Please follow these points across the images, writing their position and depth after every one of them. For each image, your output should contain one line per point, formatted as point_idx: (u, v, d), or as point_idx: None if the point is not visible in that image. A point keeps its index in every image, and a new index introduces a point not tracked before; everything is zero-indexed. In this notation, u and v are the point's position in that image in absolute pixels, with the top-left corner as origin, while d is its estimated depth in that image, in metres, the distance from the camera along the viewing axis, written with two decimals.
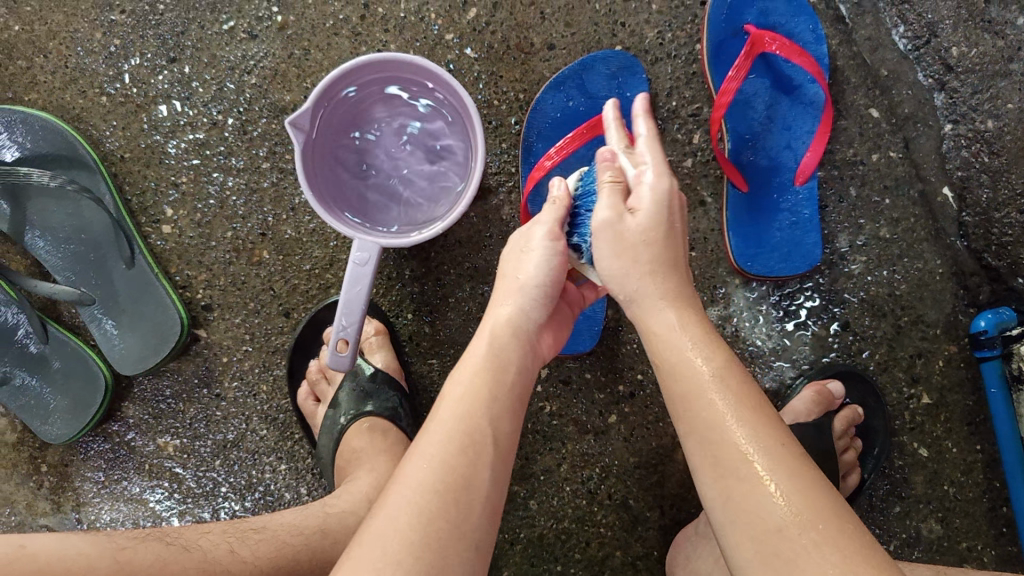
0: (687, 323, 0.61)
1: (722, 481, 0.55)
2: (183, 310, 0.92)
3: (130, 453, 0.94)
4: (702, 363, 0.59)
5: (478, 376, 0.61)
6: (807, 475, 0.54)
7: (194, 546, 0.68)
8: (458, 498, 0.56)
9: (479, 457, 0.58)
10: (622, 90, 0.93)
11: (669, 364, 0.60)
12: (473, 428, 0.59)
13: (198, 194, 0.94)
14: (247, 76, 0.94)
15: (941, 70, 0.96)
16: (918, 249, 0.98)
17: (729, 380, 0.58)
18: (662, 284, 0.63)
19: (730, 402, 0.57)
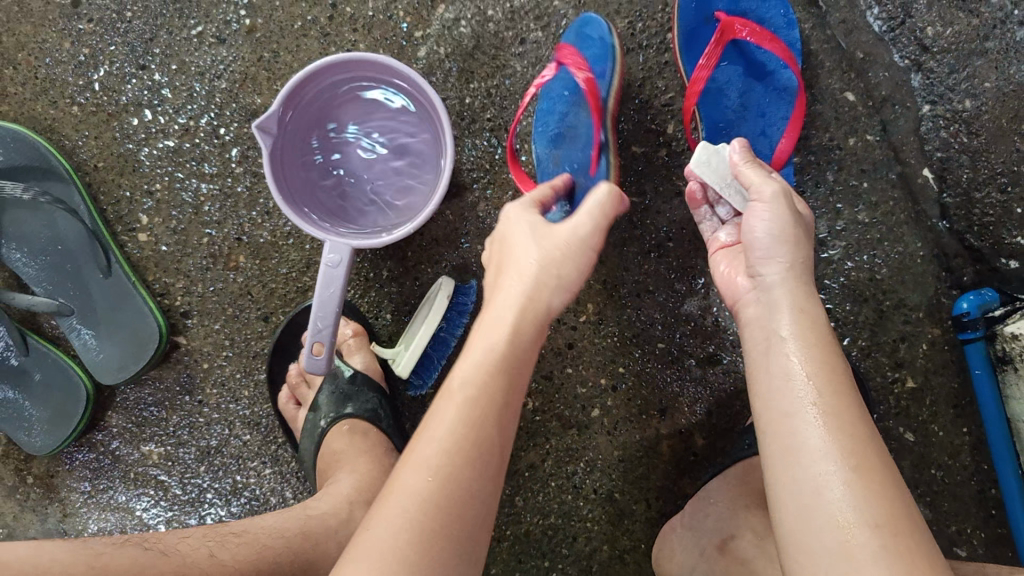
0: (796, 317, 0.62)
1: (796, 469, 0.55)
2: (162, 318, 0.93)
3: (115, 462, 0.94)
4: (800, 360, 0.59)
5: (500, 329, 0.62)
6: (888, 487, 0.53)
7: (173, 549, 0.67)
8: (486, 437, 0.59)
9: (497, 399, 0.60)
10: (581, 43, 0.88)
11: (773, 351, 0.61)
12: (498, 379, 0.60)
13: (172, 201, 0.94)
14: (218, 81, 0.94)
15: (917, 51, 0.96)
16: (898, 233, 0.97)
17: (833, 377, 0.58)
18: (779, 282, 0.64)
19: (826, 399, 0.57)
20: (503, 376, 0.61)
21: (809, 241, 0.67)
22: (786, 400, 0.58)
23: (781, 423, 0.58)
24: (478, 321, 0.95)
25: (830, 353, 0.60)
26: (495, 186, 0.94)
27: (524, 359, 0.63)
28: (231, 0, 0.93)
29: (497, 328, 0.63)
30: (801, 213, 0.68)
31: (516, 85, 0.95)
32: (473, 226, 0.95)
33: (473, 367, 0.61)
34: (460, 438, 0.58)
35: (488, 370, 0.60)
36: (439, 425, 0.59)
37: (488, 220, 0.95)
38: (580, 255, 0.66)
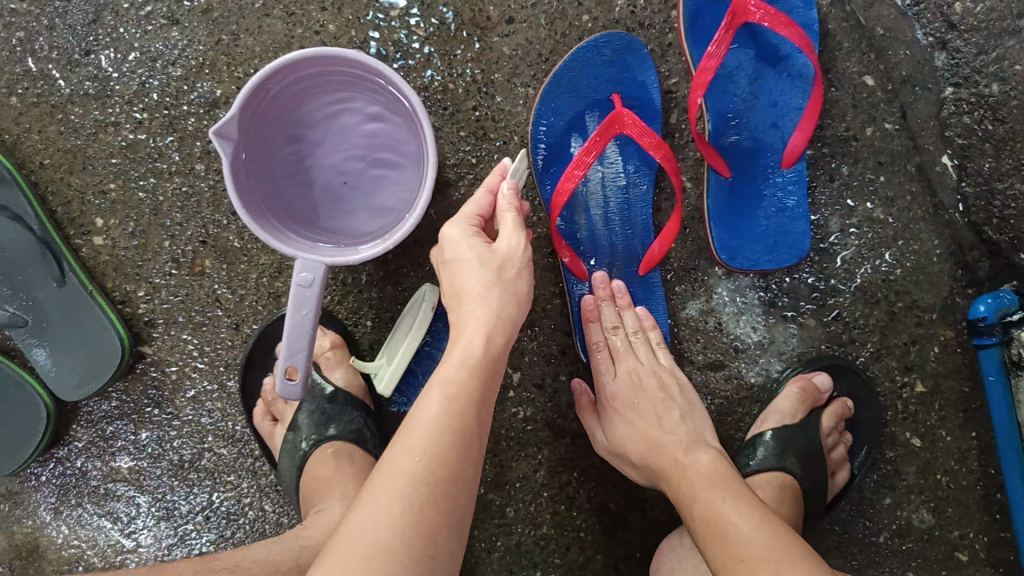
0: (717, 482, 0.68)
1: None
2: (124, 330, 0.86)
3: (83, 478, 0.89)
4: (732, 513, 0.63)
5: (458, 371, 0.59)
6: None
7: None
8: (446, 476, 0.54)
9: (456, 445, 0.55)
10: (629, 76, 0.85)
11: (702, 522, 0.65)
12: (457, 422, 0.56)
13: (129, 201, 0.86)
14: (172, 69, 0.84)
15: (943, 28, 0.88)
16: (915, 230, 0.91)
17: (767, 522, 0.61)
18: (670, 443, 0.75)
19: (760, 535, 0.61)
20: (459, 427, 0.56)
21: (644, 422, 0.78)
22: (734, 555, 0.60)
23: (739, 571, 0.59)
24: None
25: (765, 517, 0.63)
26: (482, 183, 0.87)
27: (486, 389, 0.59)
28: None
29: (446, 368, 0.59)
30: (624, 423, 0.79)
31: (504, 71, 0.86)
32: None
33: (433, 418, 0.56)
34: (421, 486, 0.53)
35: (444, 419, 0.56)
36: (394, 478, 0.53)
37: None
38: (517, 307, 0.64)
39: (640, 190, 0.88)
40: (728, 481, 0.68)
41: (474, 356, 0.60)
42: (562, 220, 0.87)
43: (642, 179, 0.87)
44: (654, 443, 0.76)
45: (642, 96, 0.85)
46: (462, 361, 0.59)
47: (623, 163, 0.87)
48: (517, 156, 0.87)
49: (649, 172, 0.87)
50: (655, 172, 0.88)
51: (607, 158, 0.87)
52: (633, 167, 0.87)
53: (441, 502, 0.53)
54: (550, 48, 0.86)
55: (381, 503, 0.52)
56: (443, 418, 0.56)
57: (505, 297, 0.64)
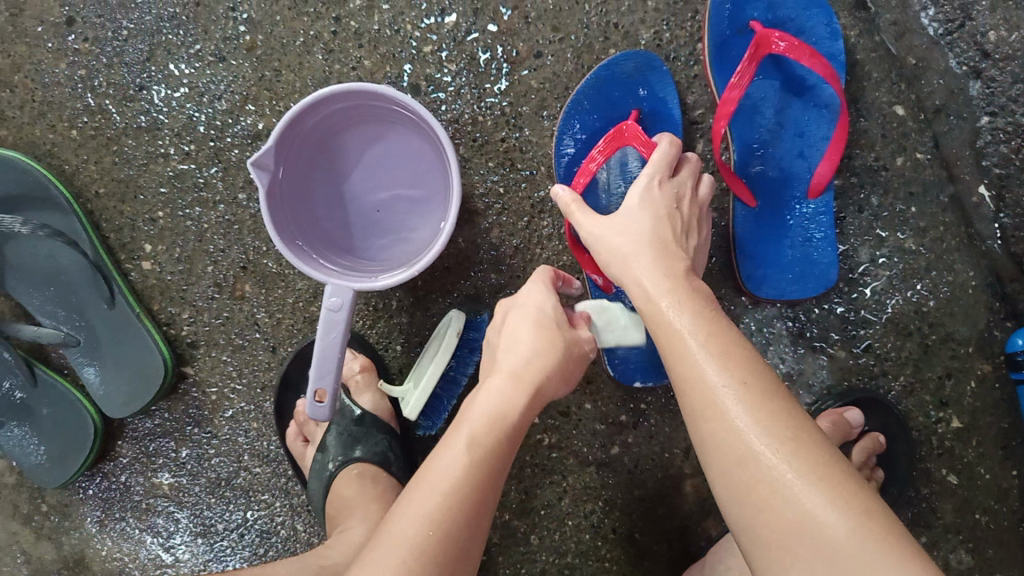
0: (720, 358, 0.54)
1: (721, 442, 0.51)
2: (167, 351, 0.90)
3: (126, 492, 0.93)
4: (743, 417, 0.51)
5: (494, 419, 0.60)
6: (805, 430, 0.50)
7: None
8: (436, 572, 0.55)
9: (442, 537, 0.55)
10: (649, 91, 0.85)
11: (705, 414, 0.53)
12: (454, 504, 0.57)
13: (176, 229, 0.91)
14: (218, 104, 0.90)
15: (977, 56, 0.88)
16: (949, 261, 0.89)
17: (727, 350, 0.54)
18: (649, 259, 0.63)
19: (719, 361, 0.53)
20: (453, 515, 0.56)
21: (654, 241, 0.65)
22: (693, 393, 0.54)
23: (695, 405, 0.53)
24: None
25: (730, 339, 0.55)
26: (509, 213, 0.89)
27: (511, 439, 0.61)
28: (231, 16, 0.89)
29: (482, 415, 0.60)
30: (630, 239, 0.65)
31: (533, 103, 0.88)
32: (486, 256, 0.90)
33: (448, 458, 0.59)
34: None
35: (439, 514, 0.56)
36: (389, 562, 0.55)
37: (501, 248, 0.90)
38: (552, 368, 0.63)
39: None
40: (704, 307, 0.58)
41: (500, 391, 0.62)
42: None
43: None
44: (659, 272, 0.62)
45: (659, 111, 0.86)
46: (491, 410, 0.61)
47: None
48: (544, 184, 0.89)
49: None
50: None
51: (629, 171, 0.87)
52: None
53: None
54: (577, 81, 0.88)
55: None
56: (458, 480, 0.58)
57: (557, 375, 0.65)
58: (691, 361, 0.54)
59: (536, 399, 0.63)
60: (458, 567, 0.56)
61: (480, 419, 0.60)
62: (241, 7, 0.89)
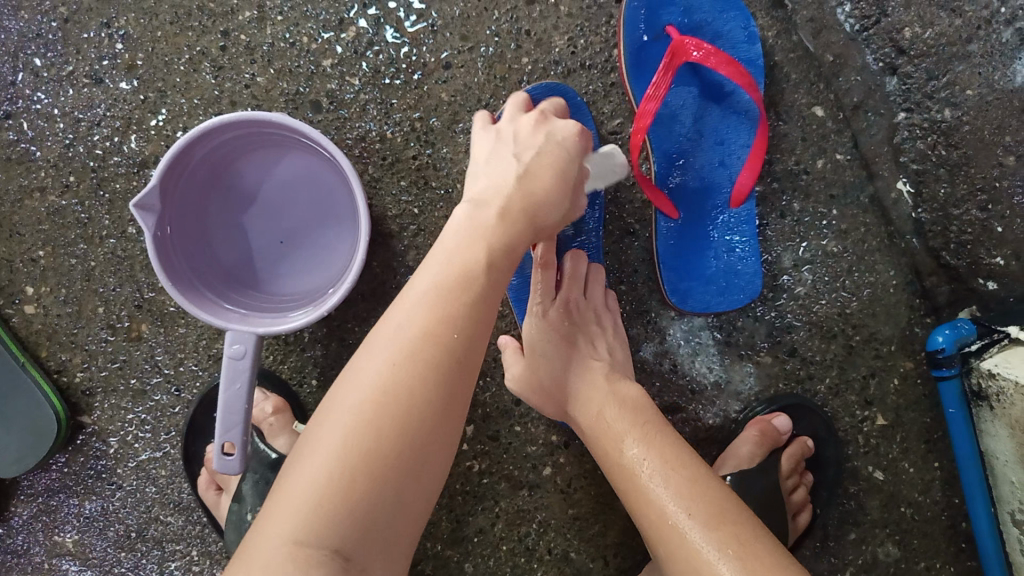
0: (663, 470, 0.61)
1: (683, 564, 0.56)
2: (60, 402, 0.83)
3: (25, 552, 0.86)
4: (687, 516, 0.57)
5: (489, 243, 0.56)
6: (771, 547, 0.54)
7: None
8: (429, 398, 0.50)
9: (445, 346, 0.51)
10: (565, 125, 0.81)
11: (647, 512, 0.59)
12: (451, 337, 0.52)
13: (60, 268, 0.83)
14: (97, 129, 0.82)
15: (893, 53, 0.85)
16: (870, 262, 0.89)
17: (682, 471, 0.61)
18: (601, 390, 0.69)
19: (677, 480, 0.60)
20: (455, 337, 0.52)
21: (578, 362, 0.72)
22: (652, 510, 0.59)
23: (656, 523, 0.58)
24: None
25: (683, 461, 0.62)
26: (425, 234, 0.85)
27: (513, 262, 0.58)
28: (106, 32, 0.81)
29: (485, 231, 0.57)
30: (564, 370, 0.72)
31: (444, 116, 0.84)
32: (402, 281, 0.86)
33: (428, 296, 0.53)
34: (376, 429, 0.48)
35: (437, 321, 0.52)
36: (353, 405, 0.49)
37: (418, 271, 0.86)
38: (561, 194, 0.61)
39: (589, 237, 0.84)
40: (654, 427, 0.66)
41: (505, 239, 0.57)
42: (511, 275, 0.83)
43: (590, 219, 0.83)
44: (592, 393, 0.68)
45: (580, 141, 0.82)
46: (486, 232, 0.57)
47: (569, 211, 0.83)
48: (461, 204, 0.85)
49: (598, 209, 0.83)
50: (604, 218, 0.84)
51: None
52: (581, 214, 0.83)
53: (417, 407, 0.49)
54: (490, 92, 0.83)
55: (353, 415, 0.49)
56: (432, 327, 0.52)
57: (528, 215, 0.59)
58: (640, 481, 0.61)
59: (536, 227, 0.60)
60: (441, 436, 0.50)
61: (468, 258, 0.55)
62: (117, 22, 0.81)
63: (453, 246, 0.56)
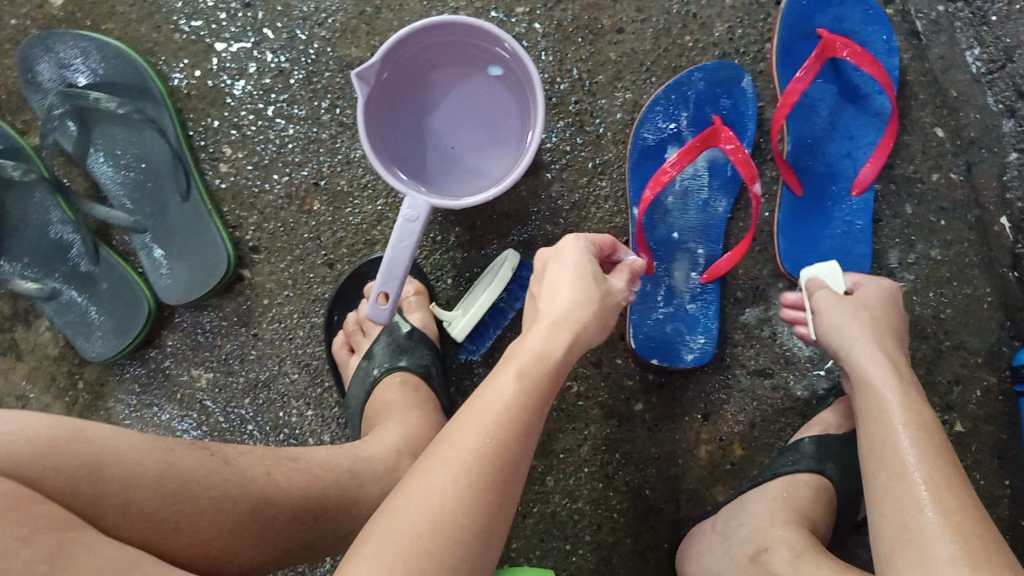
0: (925, 460, 0.66)
1: (904, 535, 0.62)
2: (231, 249, 0.95)
3: (164, 380, 0.97)
4: (934, 513, 0.62)
5: (530, 361, 0.62)
6: (996, 549, 0.59)
7: (92, 429, 0.61)
8: (502, 465, 0.57)
9: (520, 416, 0.59)
10: (731, 102, 0.93)
11: (898, 503, 0.64)
12: (524, 403, 0.60)
13: (258, 137, 0.96)
14: (318, 29, 0.95)
15: (1012, 97, 0.97)
16: (968, 275, 0.96)
17: (933, 459, 0.66)
18: (868, 348, 0.75)
19: (929, 467, 0.65)
20: (525, 407, 0.60)
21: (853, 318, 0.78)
22: (897, 483, 0.65)
23: (889, 503, 0.65)
24: None
25: (942, 458, 0.66)
26: (572, 169, 0.95)
27: (559, 373, 0.64)
28: None
29: (536, 337, 0.64)
30: (837, 321, 0.78)
31: (608, 74, 0.95)
32: (544, 207, 0.96)
33: (503, 382, 0.61)
34: (464, 484, 0.55)
35: (522, 387, 0.60)
36: (437, 481, 0.55)
37: (559, 202, 0.96)
38: (595, 312, 0.66)
39: (719, 205, 0.95)
40: (923, 423, 0.69)
41: (564, 323, 0.65)
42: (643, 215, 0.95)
43: (724, 190, 0.95)
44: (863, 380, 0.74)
45: (741, 121, 0.93)
46: (547, 330, 0.64)
47: (708, 177, 0.95)
48: (609, 149, 0.95)
49: (734, 184, 0.95)
50: (735, 194, 0.95)
51: (696, 168, 0.95)
52: (718, 182, 0.95)
53: (496, 466, 0.56)
54: (653, 59, 0.95)
55: (443, 480, 0.55)
56: (511, 398, 0.60)
57: (595, 315, 0.66)
58: (897, 451, 0.67)
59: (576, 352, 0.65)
60: (507, 493, 0.57)
61: (535, 346, 0.63)
62: None
63: (520, 344, 0.64)
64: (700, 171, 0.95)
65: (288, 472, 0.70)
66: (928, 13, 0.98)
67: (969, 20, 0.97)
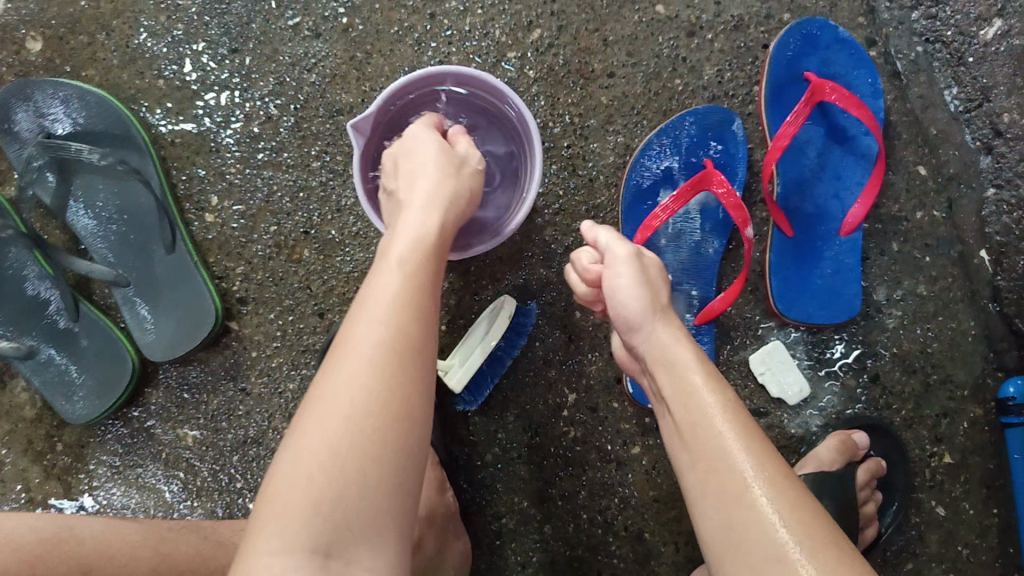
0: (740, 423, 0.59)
1: (732, 510, 0.56)
2: (219, 301, 0.92)
3: (149, 439, 0.94)
4: (764, 491, 0.55)
5: (393, 290, 0.58)
6: (822, 523, 0.55)
7: (82, 527, 0.66)
8: (394, 416, 0.53)
9: (399, 350, 0.55)
10: (722, 146, 0.94)
11: (721, 472, 0.57)
12: (396, 339, 0.56)
13: (245, 185, 0.94)
14: (307, 74, 0.94)
15: (990, 134, 0.98)
16: (953, 310, 0.98)
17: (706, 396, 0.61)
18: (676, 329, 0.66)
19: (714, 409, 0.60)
20: (404, 338, 0.56)
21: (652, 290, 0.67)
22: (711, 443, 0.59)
23: (703, 464, 0.59)
24: (533, 344, 0.96)
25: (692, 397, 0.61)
26: (566, 213, 0.95)
27: (433, 290, 0.61)
28: None
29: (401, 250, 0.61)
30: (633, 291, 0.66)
31: (600, 117, 0.95)
32: (539, 250, 0.95)
33: (375, 313, 0.57)
34: (349, 450, 0.52)
35: (389, 321, 0.56)
36: (317, 442, 0.52)
37: (552, 246, 0.95)
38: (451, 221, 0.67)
39: (712, 247, 0.95)
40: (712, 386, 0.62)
41: (426, 246, 0.62)
42: None
43: (717, 233, 0.95)
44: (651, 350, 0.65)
45: (730, 164, 0.95)
46: (414, 250, 0.62)
47: (700, 220, 0.95)
48: (601, 192, 0.95)
49: (725, 227, 0.95)
50: (727, 235, 0.95)
51: (688, 210, 0.95)
52: (711, 225, 0.95)
53: (392, 406, 0.53)
54: (643, 103, 0.95)
55: (324, 444, 0.52)
56: (384, 338, 0.55)
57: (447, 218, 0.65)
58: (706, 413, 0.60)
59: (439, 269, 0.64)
60: (409, 441, 0.54)
61: (396, 276, 0.59)
62: None
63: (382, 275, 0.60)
64: (693, 214, 0.95)
65: None
66: (908, 53, 1.00)
67: (947, 60, 0.99)
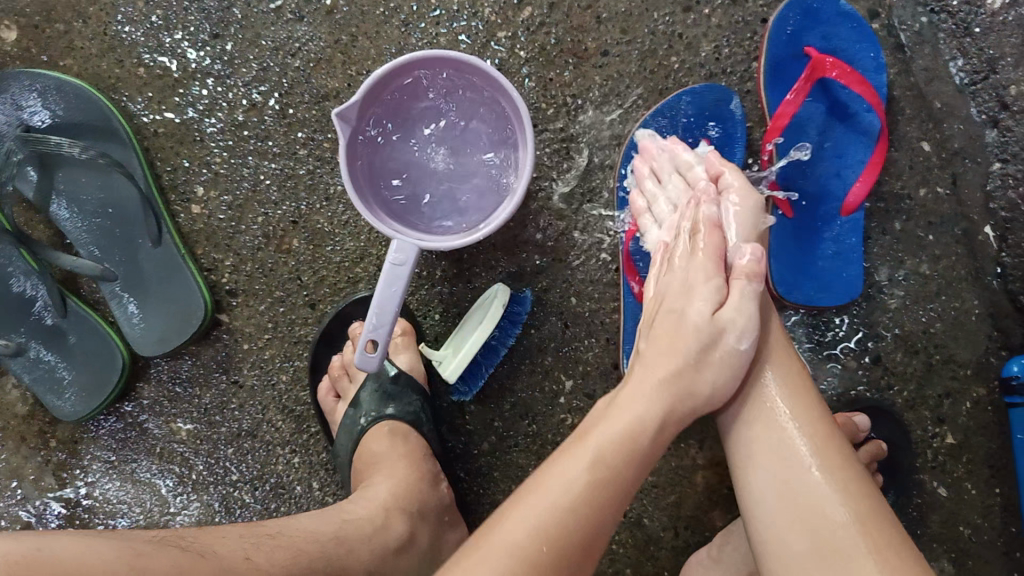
0: (813, 426, 0.67)
1: (766, 488, 0.66)
2: (208, 295, 0.91)
3: (143, 435, 0.93)
4: (818, 470, 0.64)
5: (600, 432, 0.64)
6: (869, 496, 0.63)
7: (52, 546, 0.56)
8: (565, 486, 0.61)
9: (592, 446, 0.63)
10: (720, 125, 0.91)
11: (786, 459, 0.66)
12: (587, 444, 0.64)
13: (231, 175, 0.91)
14: (291, 59, 0.91)
15: (997, 107, 0.96)
16: (957, 289, 0.96)
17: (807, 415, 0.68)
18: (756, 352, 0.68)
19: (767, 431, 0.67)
20: (570, 448, 0.64)
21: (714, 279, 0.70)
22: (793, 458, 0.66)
23: (753, 462, 0.67)
24: (528, 331, 0.94)
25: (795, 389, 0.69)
26: (560, 198, 0.93)
27: (626, 427, 0.65)
28: None
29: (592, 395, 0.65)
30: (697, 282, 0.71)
31: (594, 98, 0.93)
32: (533, 236, 0.93)
33: (566, 419, 0.67)
34: (541, 530, 0.58)
35: (580, 429, 0.64)
36: (522, 522, 0.59)
37: (546, 232, 0.93)
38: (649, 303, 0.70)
39: None
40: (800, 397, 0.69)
41: (624, 359, 0.70)
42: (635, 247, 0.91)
43: None
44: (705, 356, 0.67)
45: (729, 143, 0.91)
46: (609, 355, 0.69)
47: None
48: (596, 175, 0.93)
49: None
50: None
51: None
52: None
53: (575, 501, 0.60)
54: (638, 82, 0.92)
55: (519, 523, 0.59)
56: (577, 443, 0.64)
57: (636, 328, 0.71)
58: (773, 427, 0.67)
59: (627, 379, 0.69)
60: (564, 523, 0.59)
61: (592, 388, 0.69)
62: None
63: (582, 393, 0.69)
64: None
65: (271, 548, 0.68)
66: (912, 24, 0.96)
67: (953, 31, 0.96)
